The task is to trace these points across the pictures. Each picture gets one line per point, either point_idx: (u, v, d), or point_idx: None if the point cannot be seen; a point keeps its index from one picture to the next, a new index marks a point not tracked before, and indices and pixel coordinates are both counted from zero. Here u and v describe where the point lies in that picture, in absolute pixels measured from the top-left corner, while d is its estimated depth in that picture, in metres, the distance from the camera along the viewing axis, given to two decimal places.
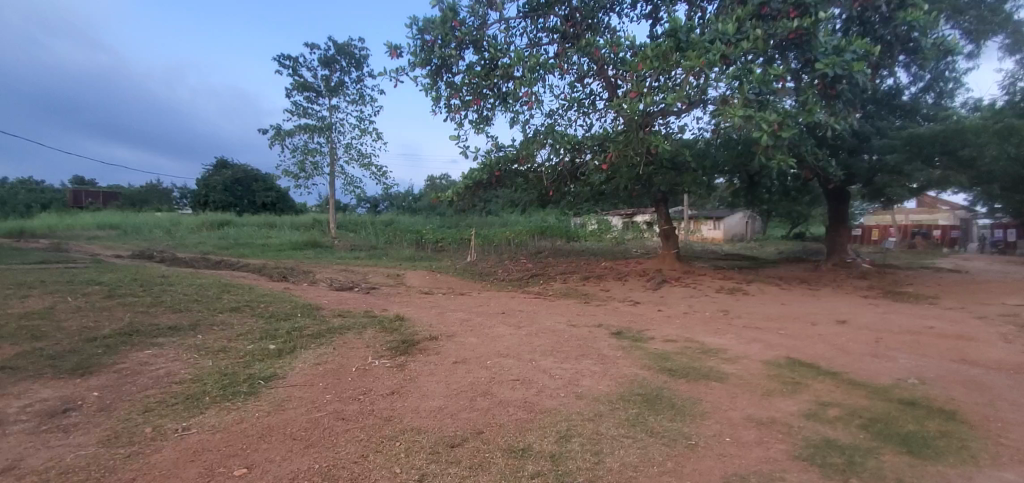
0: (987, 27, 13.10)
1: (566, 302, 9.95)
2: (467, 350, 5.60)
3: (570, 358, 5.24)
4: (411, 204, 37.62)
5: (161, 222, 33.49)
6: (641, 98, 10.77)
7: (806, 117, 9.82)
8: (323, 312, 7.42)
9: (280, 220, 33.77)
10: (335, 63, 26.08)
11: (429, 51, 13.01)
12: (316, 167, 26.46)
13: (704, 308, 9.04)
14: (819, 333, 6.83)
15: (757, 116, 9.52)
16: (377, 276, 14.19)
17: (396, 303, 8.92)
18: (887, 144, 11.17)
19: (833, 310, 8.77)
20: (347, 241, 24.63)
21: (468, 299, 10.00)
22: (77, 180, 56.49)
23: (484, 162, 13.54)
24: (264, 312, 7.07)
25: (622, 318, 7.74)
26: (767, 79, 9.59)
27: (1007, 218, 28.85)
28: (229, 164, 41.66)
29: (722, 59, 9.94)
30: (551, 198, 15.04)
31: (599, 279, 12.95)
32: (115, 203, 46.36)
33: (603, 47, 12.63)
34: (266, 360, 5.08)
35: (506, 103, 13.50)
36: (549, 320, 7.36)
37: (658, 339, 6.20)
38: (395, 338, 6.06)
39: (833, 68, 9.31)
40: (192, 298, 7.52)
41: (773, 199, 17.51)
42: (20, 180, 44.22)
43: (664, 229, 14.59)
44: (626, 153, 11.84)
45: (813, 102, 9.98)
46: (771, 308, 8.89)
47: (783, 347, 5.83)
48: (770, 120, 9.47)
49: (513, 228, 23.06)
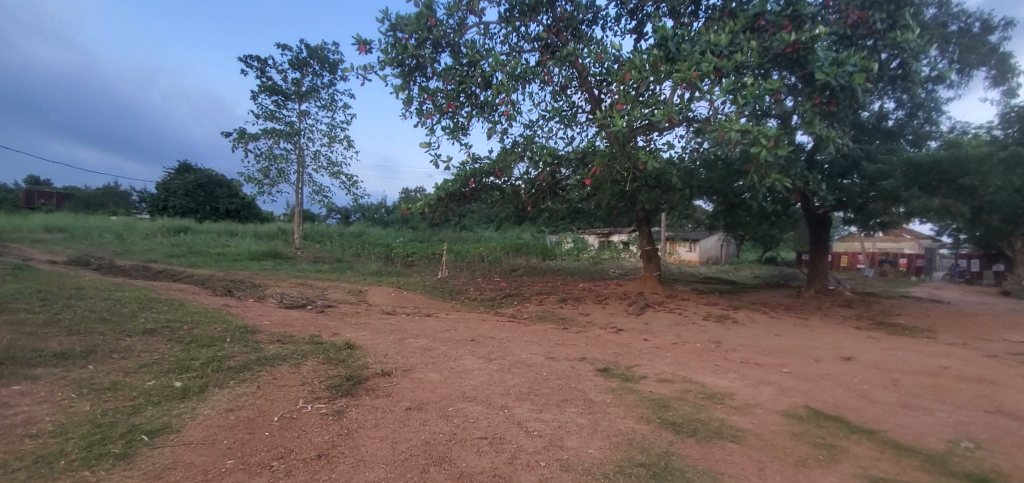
0: (974, 57, 13.11)
1: (542, 327, 9.00)
2: (424, 392, 4.56)
3: (550, 406, 4.29)
4: (384, 216, 36.35)
5: (113, 226, 31.33)
6: (629, 110, 10.20)
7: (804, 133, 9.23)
8: (258, 338, 6.26)
9: (241, 229, 31.96)
10: (307, 67, 25.04)
11: (401, 50, 12.07)
12: (282, 174, 25.12)
13: (694, 339, 8.22)
14: (829, 374, 6.09)
15: (754, 130, 8.94)
16: (337, 292, 13.00)
17: (351, 326, 7.82)
18: (881, 168, 10.68)
19: (833, 343, 8.10)
20: (311, 253, 23.28)
21: (435, 322, 8.97)
22: (30, 179, 53.34)
23: (459, 173, 12.64)
24: (185, 335, 5.90)
25: (606, 350, 6.83)
26: (763, 92, 9.00)
27: (971, 249, 29.45)
28: (192, 168, 39.69)
29: (716, 71, 9.25)
30: (528, 215, 14.18)
31: (578, 301, 12.07)
32: (67, 205, 43.73)
33: (588, 56, 12.02)
34: (164, 404, 3.97)
35: (483, 111, 12.68)
36: (524, 351, 6.37)
37: (651, 379, 5.29)
38: (338, 373, 4.98)
39: (834, 79, 8.79)
40: (100, 316, 6.29)
41: (753, 222, 17.13)
42: None
43: (646, 250, 13.87)
44: (612, 167, 11.12)
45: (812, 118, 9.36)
46: (766, 340, 8.16)
47: (798, 392, 5.03)
48: (769, 134, 8.89)
49: (487, 244, 22.18)
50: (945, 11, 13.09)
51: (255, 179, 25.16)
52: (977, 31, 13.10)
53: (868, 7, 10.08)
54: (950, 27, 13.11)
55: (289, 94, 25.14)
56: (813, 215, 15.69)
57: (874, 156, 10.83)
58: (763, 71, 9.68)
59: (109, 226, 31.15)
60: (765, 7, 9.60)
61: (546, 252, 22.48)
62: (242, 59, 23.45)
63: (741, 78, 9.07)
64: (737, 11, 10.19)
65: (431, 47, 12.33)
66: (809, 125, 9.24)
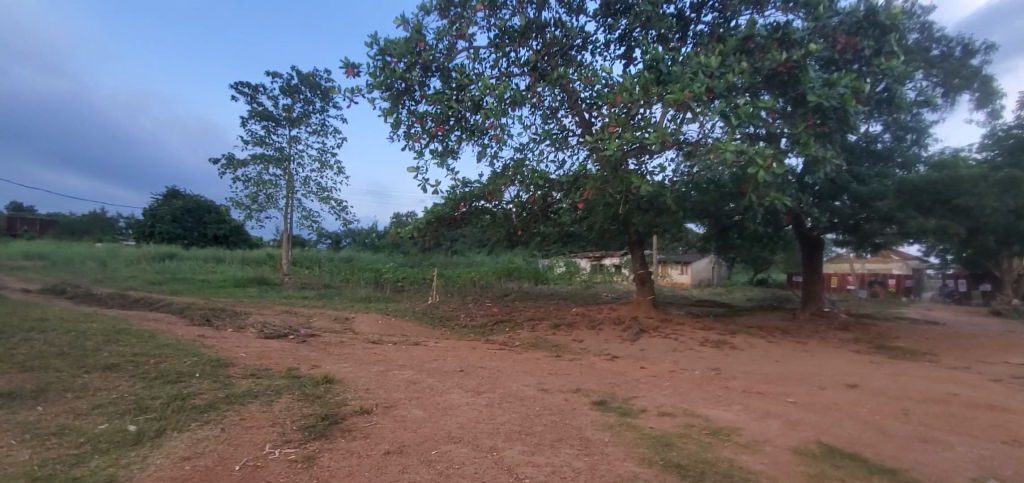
0: (958, 81, 13.24)
1: (534, 355, 8.64)
2: (406, 432, 4.19)
3: (544, 446, 3.95)
4: (374, 241, 35.94)
5: (95, 253, 30.61)
6: (621, 133, 10.10)
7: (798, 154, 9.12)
8: (230, 372, 5.85)
9: (228, 255, 31.36)
10: (298, 93, 24.98)
11: (390, 74, 11.95)
12: (270, 199, 24.78)
13: (693, 366, 7.90)
14: (836, 404, 5.79)
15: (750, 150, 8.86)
16: (322, 319, 12.55)
17: (333, 357, 7.42)
18: (874, 190, 10.61)
19: (836, 369, 7.82)
20: (298, 279, 22.78)
21: (422, 351, 8.58)
22: (13, 206, 52.48)
23: (449, 196, 12.39)
24: (150, 371, 5.49)
25: (601, 380, 6.48)
26: (756, 112, 8.94)
27: (960, 269, 29.57)
28: (179, 194, 39.19)
29: (708, 92, 9.17)
30: (519, 239, 13.92)
31: (572, 326, 11.73)
32: (50, 233, 42.88)
33: (578, 79, 11.97)
34: (112, 452, 3.57)
35: (472, 134, 12.52)
36: (514, 383, 6.01)
37: (651, 413, 4.97)
38: (313, 411, 4.60)
39: (826, 100, 8.74)
40: (60, 351, 5.87)
41: (745, 245, 16.99)
42: None
43: (639, 273, 13.60)
44: (604, 189, 10.95)
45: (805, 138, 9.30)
46: (767, 367, 7.85)
47: (807, 425, 4.73)
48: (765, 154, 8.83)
49: (479, 269, 21.84)
50: (927, 36, 13.26)
51: (243, 204, 24.79)
52: (959, 55, 13.27)
53: (855, 32, 10.13)
54: (933, 52, 13.27)
55: (279, 119, 25.02)
56: (806, 236, 15.59)
57: (864, 178, 10.80)
58: (754, 92, 9.62)
59: (91, 253, 30.41)
60: (754, 30, 9.63)
61: (538, 276, 22.15)
62: (232, 85, 23.36)
63: (734, 99, 9.03)
64: (725, 35, 10.21)
65: (420, 70, 12.24)
66: (804, 145, 9.15)
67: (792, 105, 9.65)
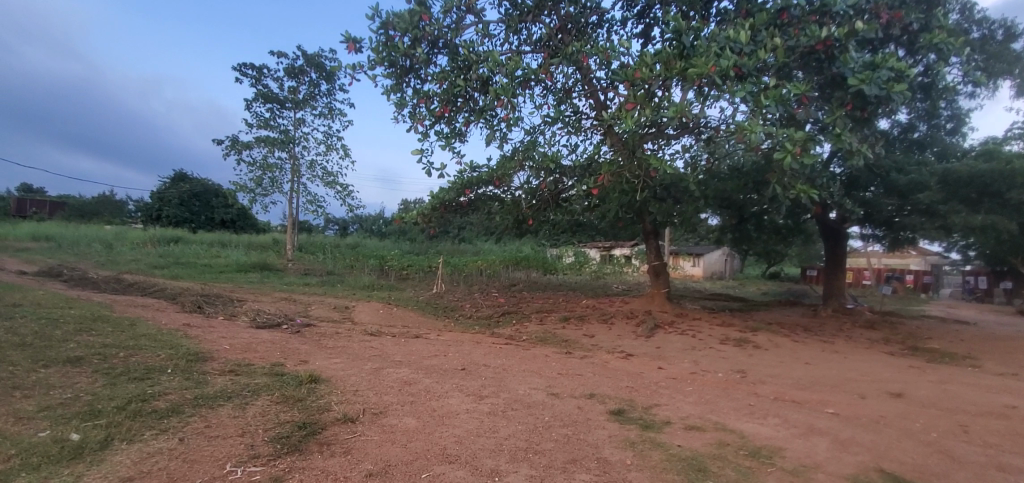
0: (999, 66, 12.28)
1: (541, 351, 8.02)
2: (394, 447, 3.61)
3: (557, 472, 3.36)
4: (381, 228, 35.45)
5: (101, 235, 30.38)
6: (639, 110, 9.35)
7: (833, 143, 8.23)
8: (208, 368, 5.31)
9: (234, 239, 31.00)
10: (304, 75, 24.37)
11: (394, 50, 11.27)
12: (275, 183, 24.29)
13: (715, 368, 7.25)
14: (884, 418, 5.14)
15: (782, 133, 8.09)
16: (321, 308, 12.04)
17: (326, 351, 6.86)
18: (914, 180, 9.85)
19: (874, 374, 7.14)
20: (302, 264, 22.33)
21: (422, 345, 7.99)
22: (26, 188, 52.72)
23: (455, 181, 11.74)
24: (116, 367, 4.97)
25: (617, 383, 5.85)
26: (788, 95, 8.09)
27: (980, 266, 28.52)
28: (187, 177, 38.88)
29: (735, 69, 8.36)
30: (528, 227, 13.29)
31: (582, 320, 11.09)
32: (61, 214, 42.98)
33: (594, 56, 11.24)
34: (37, 472, 3.01)
35: (481, 115, 11.84)
36: (520, 386, 5.40)
37: (678, 426, 4.36)
38: (291, 419, 4.04)
39: (869, 86, 7.69)
40: (21, 341, 5.36)
41: (763, 237, 16.25)
42: None
43: (654, 265, 12.92)
44: (623, 173, 10.25)
45: (840, 126, 8.45)
46: (797, 370, 7.18)
47: (860, 446, 4.11)
48: (798, 138, 8.04)
49: (487, 257, 21.26)
50: (967, 17, 12.32)
51: (247, 188, 24.36)
52: (1001, 39, 12.30)
53: (899, 5, 9.09)
54: (972, 34, 12.31)
55: (284, 102, 24.46)
56: (830, 228, 14.80)
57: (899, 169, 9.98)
58: (787, 72, 8.82)
59: (98, 235, 30.21)
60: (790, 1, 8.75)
61: (547, 267, 21.53)
62: (237, 66, 22.83)
63: (764, 79, 8.23)
64: (753, 9, 9.35)
65: (426, 46, 11.55)
66: (838, 136, 8.18)
67: (830, 85, 8.83)
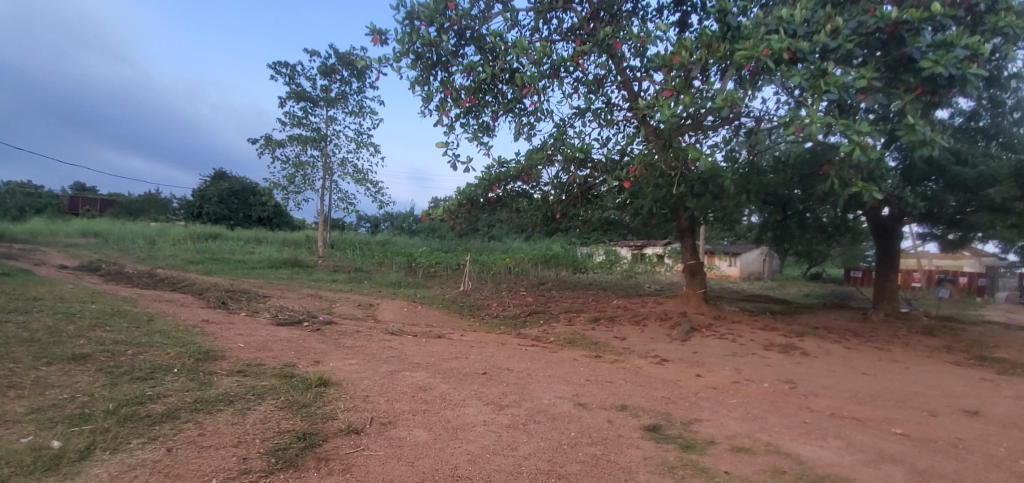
0: None
1: (569, 354, 7.54)
2: (399, 465, 3.26)
3: None
4: (411, 225, 35.56)
5: (145, 231, 31.42)
6: (678, 99, 8.65)
7: (905, 134, 7.29)
8: (218, 367, 5.11)
9: (268, 236, 31.57)
10: (335, 74, 24.51)
11: (420, 41, 10.92)
12: (307, 180, 24.51)
13: (761, 378, 6.62)
14: (962, 440, 4.47)
15: (844, 124, 7.24)
16: (346, 305, 11.85)
17: (343, 351, 6.58)
18: (981, 173, 8.82)
19: (942, 387, 6.37)
20: (332, 261, 22.42)
21: (443, 346, 7.64)
22: (81, 187, 55.40)
23: (483, 176, 11.30)
24: (120, 366, 4.93)
25: (651, 393, 5.33)
26: (850, 83, 7.20)
27: None
28: (226, 176, 39.91)
29: (789, 53, 7.55)
30: (556, 224, 12.76)
31: (613, 321, 10.52)
32: (111, 212, 44.87)
33: (628, 42, 10.62)
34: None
35: (509, 108, 11.42)
36: (544, 394, 4.95)
37: (723, 447, 3.84)
38: (289, 427, 3.76)
39: (944, 68, 6.85)
40: (31, 338, 5.47)
41: (805, 236, 15.25)
42: (20, 185, 43.05)
43: (689, 263, 12.21)
44: (658, 165, 9.66)
45: (909, 113, 7.51)
46: (853, 382, 6.47)
47: (942, 477, 3.50)
48: (864, 131, 7.17)
49: (515, 255, 20.86)
50: None
51: (280, 185, 24.69)
52: None
53: None
54: None
55: (317, 100, 24.65)
56: (881, 225, 13.73)
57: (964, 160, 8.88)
58: (848, 56, 7.81)
59: (142, 232, 31.24)
60: None
61: (577, 265, 20.97)
62: (271, 66, 23.15)
63: (822, 65, 7.36)
64: None
65: (453, 36, 11.18)
66: (914, 128, 7.13)
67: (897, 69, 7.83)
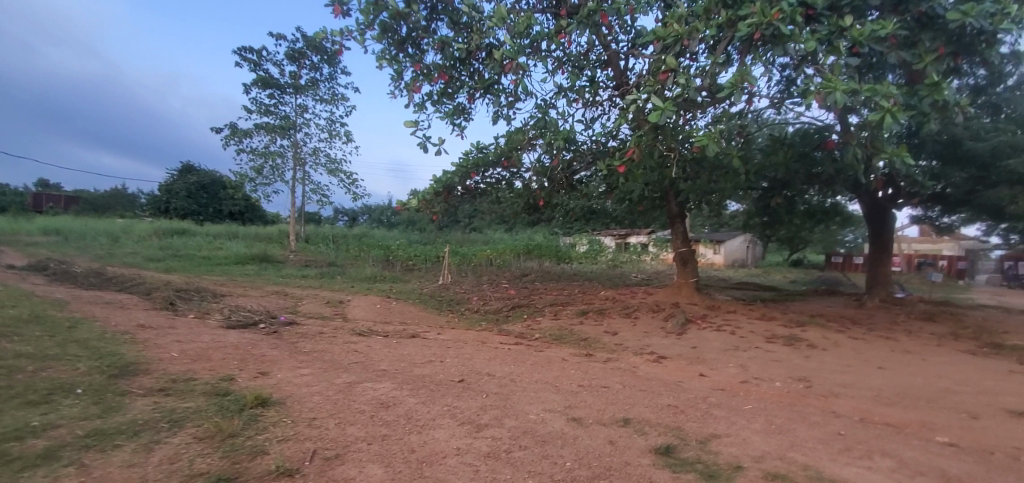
0: None
1: (556, 354, 6.77)
2: None
3: None
4: (389, 218, 34.49)
5: (105, 228, 29.62)
6: (674, 80, 7.82)
7: (931, 94, 6.36)
8: (134, 386, 4.21)
9: (240, 231, 30.14)
10: (303, 58, 23.19)
11: (389, 14, 9.95)
12: (276, 171, 23.25)
13: (771, 376, 5.97)
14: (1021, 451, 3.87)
15: (870, 89, 6.22)
16: (312, 303, 10.90)
17: (298, 357, 5.73)
18: (995, 146, 8.29)
19: (969, 383, 5.82)
20: (304, 256, 21.30)
21: (415, 347, 6.82)
22: (41, 183, 52.70)
23: (460, 162, 10.50)
24: (9, 388, 4.00)
25: (655, 400, 4.58)
26: (876, 36, 6.42)
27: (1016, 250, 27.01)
28: (194, 169, 38.06)
29: (805, 9, 6.85)
30: (538, 212, 11.97)
31: (602, 314, 9.83)
32: (72, 208, 42.55)
33: (615, 13, 9.84)
34: None
35: (487, 88, 10.54)
36: (531, 407, 4.16)
37: (754, 474, 3.13)
38: (201, 468, 2.91)
39: (975, 20, 6.14)
40: None
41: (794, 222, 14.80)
42: None
43: (681, 252, 11.56)
44: (655, 149, 8.82)
45: (934, 70, 6.62)
46: (872, 378, 5.87)
47: None
48: (893, 93, 6.21)
49: (497, 246, 20.06)
50: None
51: (248, 177, 23.39)
52: None
53: None
54: None
55: (285, 87, 23.38)
56: (874, 207, 13.22)
57: (978, 133, 8.39)
58: (863, 11, 7.12)
59: (102, 228, 29.44)
60: None
61: (560, 256, 20.22)
62: (236, 50, 21.76)
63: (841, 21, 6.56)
64: None
65: (425, 9, 10.24)
66: (935, 88, 6.35)
67: (915, 30, 7.05)
